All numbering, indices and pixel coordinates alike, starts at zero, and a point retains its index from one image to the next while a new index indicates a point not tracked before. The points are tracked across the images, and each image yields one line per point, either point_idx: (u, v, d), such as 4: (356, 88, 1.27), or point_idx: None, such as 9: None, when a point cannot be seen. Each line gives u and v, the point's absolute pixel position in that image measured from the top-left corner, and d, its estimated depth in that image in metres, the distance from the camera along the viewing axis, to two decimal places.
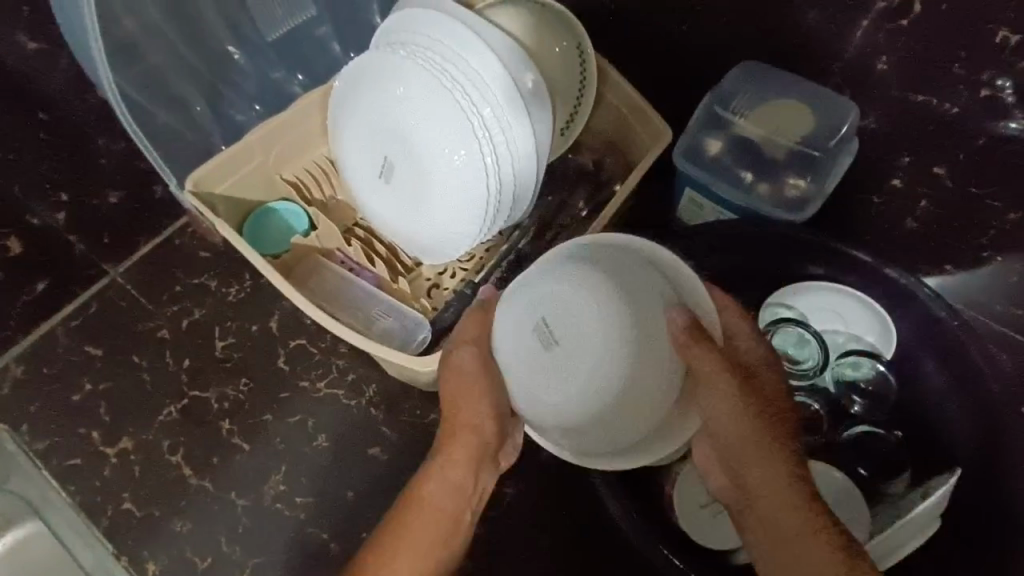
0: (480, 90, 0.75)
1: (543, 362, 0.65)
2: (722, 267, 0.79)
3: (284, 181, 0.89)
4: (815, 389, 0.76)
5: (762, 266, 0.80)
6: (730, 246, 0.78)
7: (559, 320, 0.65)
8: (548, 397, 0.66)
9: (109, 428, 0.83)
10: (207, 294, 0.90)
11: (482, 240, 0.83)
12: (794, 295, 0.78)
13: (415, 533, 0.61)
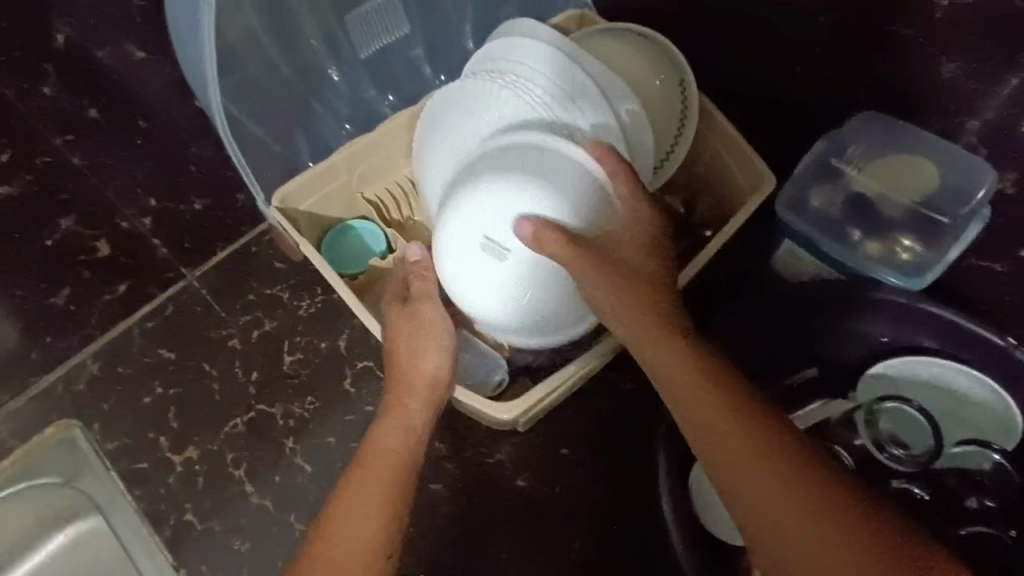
0: (580, 126, 0.73)
1: (495, 271, 0.75)
2: (818, 329, 0.75)
3: (364, 200, 0.88)
4: (928, 477, 0.70)
5: (860, 331, 0.75)
6: (828, 309, 0.74)
7: (499, 230, 0.73)
8: (512, 299, 0.75)
9: (176, 434, 0.83)
10: (280, 306, 0.89)
11: None
12: (901, 368, 0.73)
13: (368, 480, 0.64)
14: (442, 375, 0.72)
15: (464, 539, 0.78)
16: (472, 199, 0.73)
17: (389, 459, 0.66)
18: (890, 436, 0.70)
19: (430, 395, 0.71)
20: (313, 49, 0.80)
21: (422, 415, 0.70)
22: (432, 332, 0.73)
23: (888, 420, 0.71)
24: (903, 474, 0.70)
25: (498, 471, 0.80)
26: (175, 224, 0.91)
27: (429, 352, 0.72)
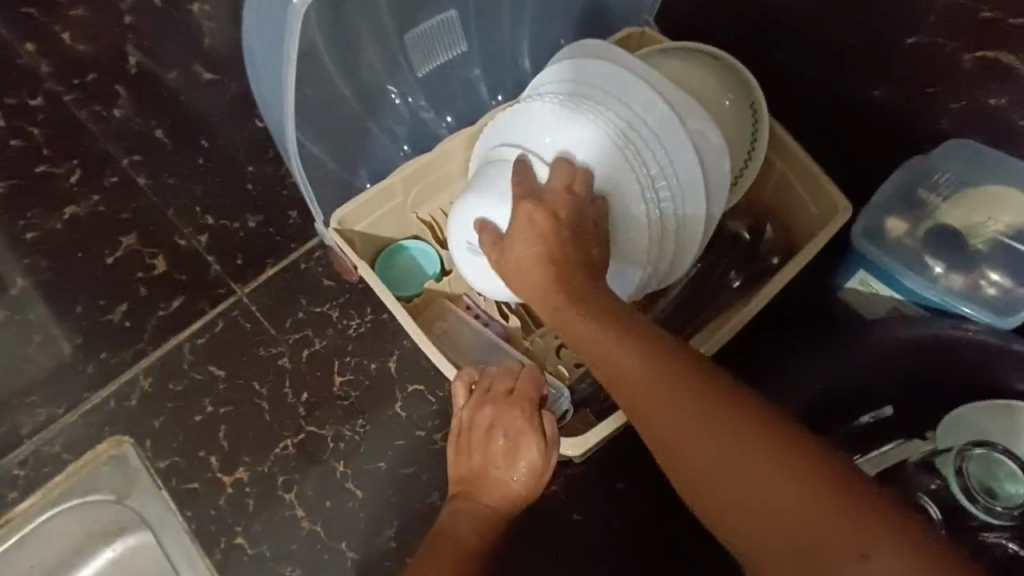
0: (649, 146, 0.71)
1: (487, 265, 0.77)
2: (901, 368, 0.71)
3: (419, 220, 0.86)
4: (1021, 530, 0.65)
5: (946, 372, 0.71)
6: (915, 348, 0.69)
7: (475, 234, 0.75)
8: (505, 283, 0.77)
9: (226, 455, 0.82)
10: (330, 325, 0.88)
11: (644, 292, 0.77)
12: (990, 415, 0.69)
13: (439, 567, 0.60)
14: (529, 471, 0.62)
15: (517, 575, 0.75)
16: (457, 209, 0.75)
17: (469, 548, 0.61)
18: (986, 487, 0.65)
19: (516, 483, 0.63)
20: (375, 70, 0.79)
21: (506, 500, 0.63)
22: (512, 424, 0.63)
23: (983, 469, 0.65)
24: (995, 525, 0.65)
25: (553, 502, 0.77)
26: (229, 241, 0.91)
27: (506, 439, 0.63)
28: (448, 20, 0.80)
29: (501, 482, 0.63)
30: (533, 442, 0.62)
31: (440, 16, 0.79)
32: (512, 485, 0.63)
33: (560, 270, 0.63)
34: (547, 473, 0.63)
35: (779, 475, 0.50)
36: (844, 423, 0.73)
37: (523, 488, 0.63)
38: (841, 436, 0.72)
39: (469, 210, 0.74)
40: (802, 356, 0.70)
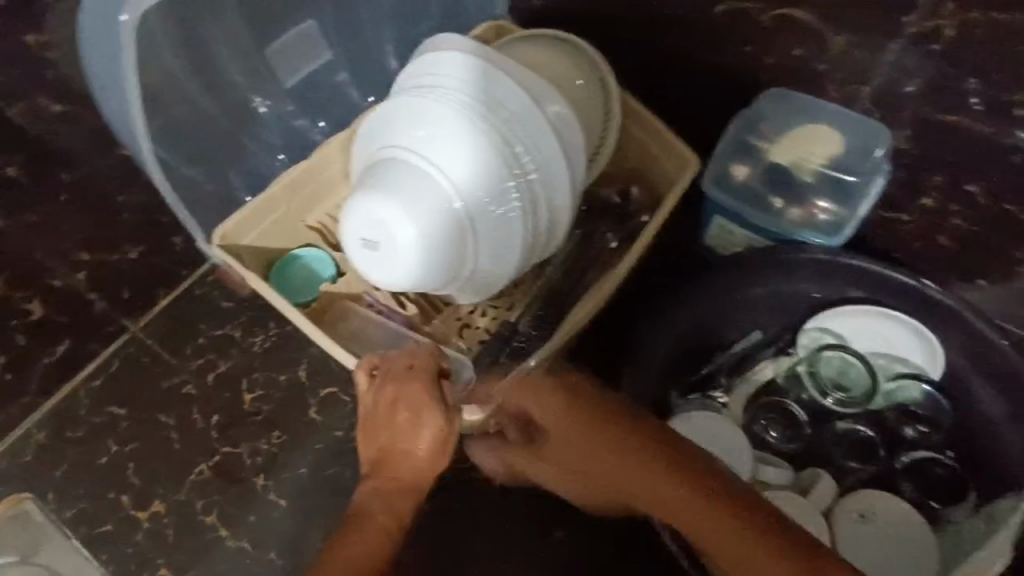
0: (511, 127, 0.76)
1: (379, 259, 0.76)
2: (759, 297, 0.79)
3: (307, 228, 0.87)
4: (866, 415, 0.76)
5: (799, 293, 0.79)
6: (764, 276, 0.77)
7: (367, 228, 0.75)
8: (395, 273, 0.76)
9: (138, 491, 0.80)
10: (232, 345, 0.88)
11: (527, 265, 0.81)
12: (835, 319, 0.78)
13: (355, 545, 0.60)
14: (433, 438, 0.66)
15: (449, 546, 0.78)
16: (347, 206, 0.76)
17: (387, 520, 0.63)
18: (834, 382, 0.77)
19: (426, 449, 0.65)
20: (235, 81, 0.80)
21: (417, 473, 0.66)
22: (413, 396, 0.66)
23: (831, 368, 0.78)
24: (841, 414, 0.77)
25: (475, 473, 0.81)
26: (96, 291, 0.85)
27: (408, 412, 0.66)
28: (308, 29, 0.83)
29: (411, 455, 0.66)
30: (433, 409, 0.66)
31: (298, 27, 0.82)
32: (422, 454, 0.66)
33: (558, 427, 0.75)
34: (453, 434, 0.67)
35: (726, 530, 0.62)
36: (721, 354, 0.81)
37: (435, 452, 0.66)
38: (719, 365, 0.81)
39: (357, 204, 0.76)
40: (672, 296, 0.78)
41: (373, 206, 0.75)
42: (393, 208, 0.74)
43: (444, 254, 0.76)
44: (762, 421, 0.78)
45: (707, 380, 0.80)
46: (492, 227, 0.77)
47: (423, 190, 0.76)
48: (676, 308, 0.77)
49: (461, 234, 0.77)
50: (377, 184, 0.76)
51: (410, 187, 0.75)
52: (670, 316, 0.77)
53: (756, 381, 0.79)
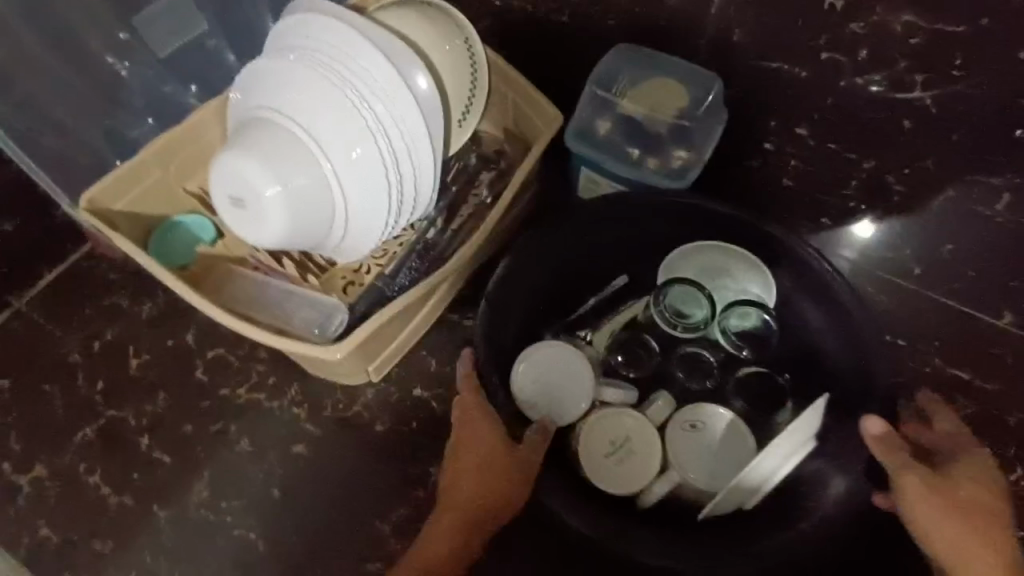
0: (369, 87, 0.76)
1: (248, 218, 0.79)
2: (620, 240, 0.85)
3: (187, 194, 0.89)
4: (708, 341, 0.84)
5: (654, 237, 0.85)
6: (622, 219, 0.82)
7: (233, 188, 0.78)
8: (264, 231, 0.79)
9: (21, 457, 0.81)
10: (119, 314, 0.88)
11: (399, 223, 0.83)
12: (683, 257, 0.85)
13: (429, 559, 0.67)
14: (487, 455, 0.70)
15: (332, 492, 0.80)
16: (215, 167, 0.79)
17: (467, 529, 0.69)
18: (677, 313, 0.84)
19: (481, 480, 0.70)
20: (94, 46, 0.80)
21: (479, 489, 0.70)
22: (474, 429, 0.71)
23: (674, 299, 0.84)
24: (684, 341, 0.84)
25: (359, 422, 0.83)
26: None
27: (480, 426, 0.72)
28: None
29: (471, 475, 0.70)
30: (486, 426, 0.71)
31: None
32: (477, 468, 0.70)
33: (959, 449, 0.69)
34: (509, 469, 0.70)
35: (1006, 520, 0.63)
36: (589, 299, 0.87)
37: (500, 488, 0.69)
38: (587, 309, 0.86)
39: (222, 165, 0.78)
40: (537, 239, 0.79)
41: (236, 166, 0.77)
42: (255, 167, 0.76)
43: (310, 210, 0.79)
44: (618, 358, 0.84)
45: (576, 324, 0.85)
46: (356, 186, 0.79)
47: (285, 149, 0.77)
48: (543, 255, 0.80)
49: (332, 200, 0.79)
50: (240, 145, 0.78)
51: (272, 147, 0.77)
52: (538, 264, 0.80)
53: (619, 322, 0.85)
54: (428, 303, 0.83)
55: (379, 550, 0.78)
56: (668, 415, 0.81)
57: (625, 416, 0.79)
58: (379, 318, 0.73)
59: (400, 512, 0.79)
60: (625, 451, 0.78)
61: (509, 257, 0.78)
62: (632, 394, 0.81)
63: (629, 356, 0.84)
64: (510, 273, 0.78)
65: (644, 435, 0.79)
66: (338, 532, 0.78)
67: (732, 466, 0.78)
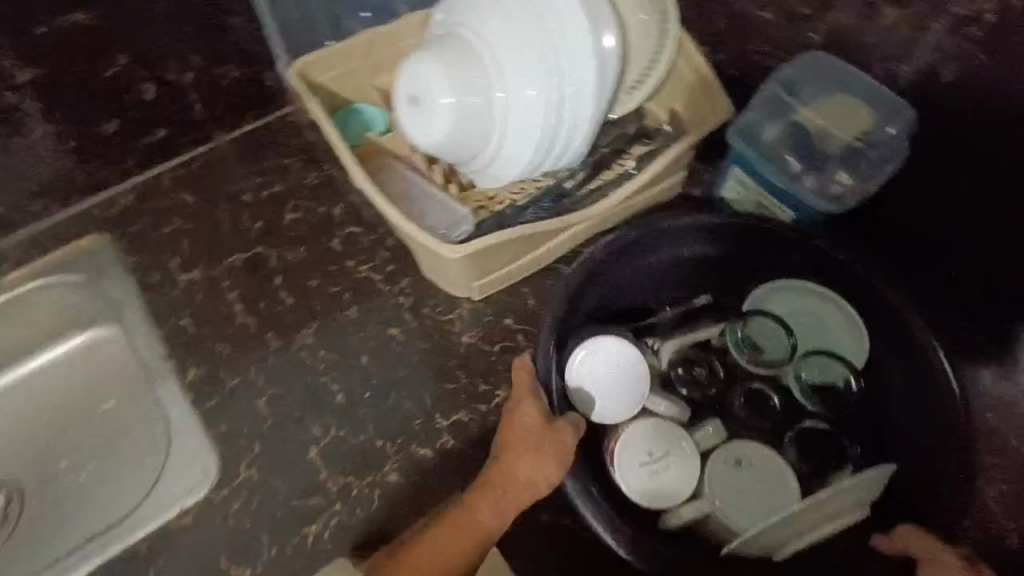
0: (562, 31, 0.81)
1: (418, 117, 0.87)
2: (713, 260, 0.87)
3: (373, 87, 1.00)
4: (776, 382, 0.86)
5: (749, 264, 0.88)
6: (722, 235, 0.85)
7: (416, 87, 0.86)
8: (427, 132, 0.86)
9: (186, 258, 0.96)
10: (290, 174, 1.02)
11: (543, 164, 0.87)
12: (774, 298, 0.87)
13: (458, 530, 0.72)
14: (529, 442, 0.74)
15: (411, 376, 0.86)
16: (406, 65, 0.87)
17: (500, 510, 0.73)
18: (755, 344, 0.86)
19: (524, 464, 0.74)
20: None
21: (521, 473, 0.74)
22: (522, 414, 0.76)
23: (754, 330, 0.86)
24: (757, 376, 0.86)
25: (453, 328, 0.89)
26: (185, 112, 0.99)
27: (529, 415, 0.76)
28: None
29: (514, 456, 0.74)
30: (534, 414, 0.76)
31: None
32: (519, 451, 0.74)
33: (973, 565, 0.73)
34: (551, 457, 0.73)
35: None
36: (666, 309, 0.89)
37: (536, 475, 0.73)
38: (663, 319, 0.88)
39: (414, 66, 0.86)
40: (654, 222, 0.82)
41: (425, 68, 0.85)
42: (440, 75, 0.84)
43: (471, 126, 0.85)
44: (680, 372, 0.85)
45: (647, 329, 0.87)
46: (517, 118, 0.84)
47: (470, 66, 0.84)
48: (638, 249, 0.84)
49: (495, 121, 0.85)
50: (434, 52, 0.85)
51: (460, 62, 0.85)
52: (631, 256, 0.84)
53: (689, 338, 0.86)
54: (545, 245, 0.87)
55: (432, 440, 0.82)
56: (711, 444, 0.82)
57: (672, 428, 0.81)
58: (495, 238, 0.80)
59: (461, 415, 0.84)
60: (660, 465, 0.78)
61: (609, 241, 0.82)
62: (683, 411, 0.82)
63: (695, 378, 0.85)
64: (603, 255, 0.82)
65: (682, 453, 0.79)
66: (403, 412, 0.83)
67: (767, 510, 0.77)
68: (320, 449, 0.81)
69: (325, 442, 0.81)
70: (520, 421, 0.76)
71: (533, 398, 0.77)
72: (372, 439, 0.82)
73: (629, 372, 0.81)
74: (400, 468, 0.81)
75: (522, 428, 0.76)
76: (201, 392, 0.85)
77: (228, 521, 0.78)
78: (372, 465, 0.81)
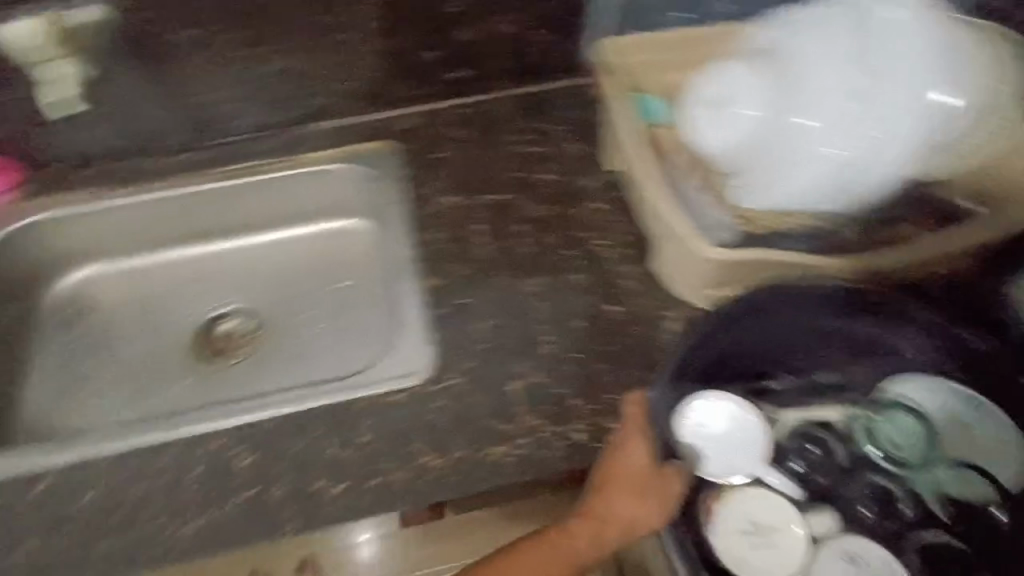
0: (892, 86, 0.80)
1: (708, 118, 0.83)
2: (851, 336, 0.82)
3: (666, 76, 0.97)
4: (901, 484, 0.79)
5: (889, 343, 0.82)
6: (869, 313, 0.80)
7: (718, 91, 0.83)
8: (713, 137, 0.83)
9: (452, 184, 1.07)
10: (558, 139, 1.09)
11: (816, 206, 0.85)
12: (921, 394, 0.82)
13: (550, 550, 0.76)
14: (628, 483, 0.76)
15: (617, 355, 0.89)
16: (715, 68, 0.84)
17: (592, 540, 0.76)
18: (883, 434, 0.81)
19: (621, 501, 0.76)
20: None
21: (618, 510, 0.76)
22: (626, 453, 0.77)
23: (889, 423, 0.82)
24: (875, 467, 0.80)
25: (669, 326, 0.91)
26: (492, 61, 1.10)
27: (632, 457, 0.77)
28: None
29: (610, 493, 0.76)
30: (637, 456, 0.77)
31: None
32: (617, 488, 0.76)
33: None
34: (648, 502, 0.75)
35: None
36: (787, 376, 0.85)
37: (632, 515, 0.75)
38: (782, 386, 0.85)
39: (722, 71, 0.83)
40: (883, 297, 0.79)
41: (736, 77, 0.82)
42: (751, 88, 0.81)
43: (762, 147, 0.82)
44: (794, 445, 0.81)
45: (764, 394, 0.84)
46: (815, 154, 0.81)
47: (783, 90, 0.81)
48: (768, 316, 0.79)
49: (781, 145, 0.82)
50: (748, 65, 0.82)
51: (773, 83, 0.81)
52: (759, 321, 0.80)
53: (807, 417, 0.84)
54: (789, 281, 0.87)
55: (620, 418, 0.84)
56: (823, 531, 0.76)
57: (780, 506, 0.76)
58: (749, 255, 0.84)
59: None
60: (761, 538, 0.74)
61: (750, 295, 0.78)
62: (795, 489, 0.78)
63: (811, 454, 0.81)
64: (730, 315, 0.78)
65: (787, 531, 0.75)
66: (601, 384, 0.86)
67: None
68: (519, 387, 0.87)
69: (524, 383, 0.87)
70: (619, 459, 0.77)
71: (635, 439, 0.78)
72: (566, 397, 0.86)
73: (734, 429, 0.79)
74: (584, 432, 0.84)
75: (621, 466, 0.77)
76: (436, 300, 0.96)
77: (431, 416, 0.85)
78: (559, 418, 0.84)
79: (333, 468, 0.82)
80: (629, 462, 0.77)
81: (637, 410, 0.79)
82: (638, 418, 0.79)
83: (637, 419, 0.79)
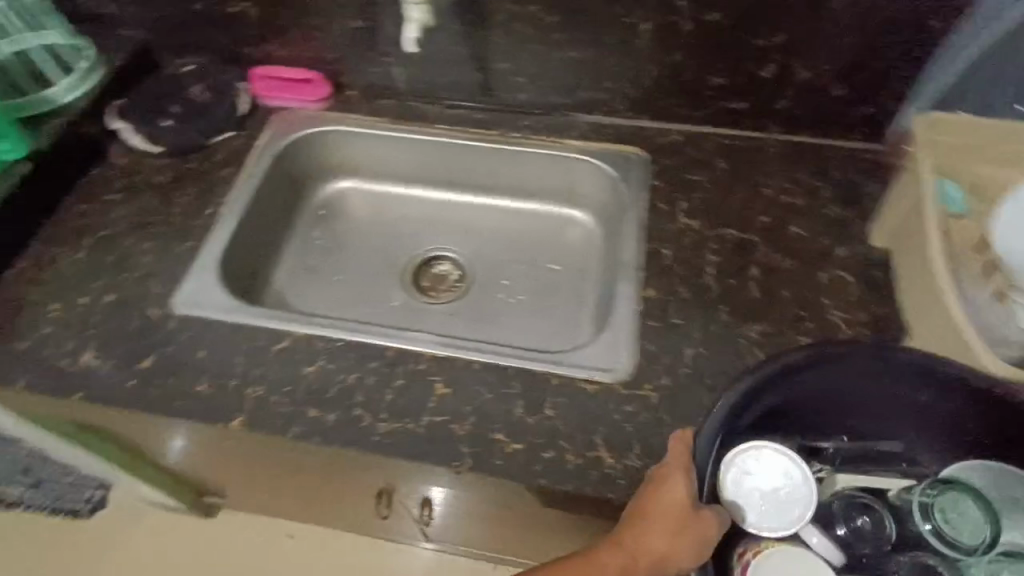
0: None
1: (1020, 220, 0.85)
2: (911, 408, 0.79)
3: (977, 169, 0.92)
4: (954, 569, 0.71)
5: (949, 421, 0.78)
6: (934, 386, 0.75)
7: None
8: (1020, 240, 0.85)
9: (694, 207, 1.07)
10: (815, 197, 1.06)
11: None
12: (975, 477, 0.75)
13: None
14: (667, 518, 0.68)
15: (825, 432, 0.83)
16: None
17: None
18: (941, 511, 0.73)
19: (657, 537, 0.68)
20: None
21: (653, 546, 0.68)
22: (667, 486, 0.70)
23: (949, 507, 0.73)
24: (929, 549, 0.72)
25: None
26: (773, 103, 1.09)
27: (672, 492, 0.69)
28: None
29: (644, 528, 0.69)
30: (680, 492, 0.69)
31: None
32: (655, 523, 0.68)
33: None
34: (686, 540, 0.67)
35: None
36: (842, 437, 0.83)
37: (667, 553, 0.67)
38: (837, 447, 0.83)
39: None
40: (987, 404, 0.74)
41: None
42: None
43: None
44: (839, 509, 0.77)
45: (815, 453, 0.82)
46: None
47: None
48: (833, 373, 0.75)
49: None
50: None
51: None
52: (826, 378, 0.76)
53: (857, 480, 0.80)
54: None
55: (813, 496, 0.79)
56: None
57: (818, 569, 0.69)
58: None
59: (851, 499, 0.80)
60: None
61: (820, 353, 0.74)
62: (834, 553, 0.72)
63: (864, 529, 0.75)
64: (789, 369, 0.74)
65: None
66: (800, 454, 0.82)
67: None
68: None
69: None
70: (659, 488, 0.70)
71: (675, 470, 0.70)
72: None
73: (776, 483, 0.73)
74: None
75: (658, 498, 0.69)
76: (648, 311, 0.97)
77: (618, 416, 0.87)
78: None
79: (513, 426, 0.87)
80: (668, 496, 0.69)
81: (680, 445, 0.72)
82: (679, 454, 0.72)
83: (682, 452, 0.72)
